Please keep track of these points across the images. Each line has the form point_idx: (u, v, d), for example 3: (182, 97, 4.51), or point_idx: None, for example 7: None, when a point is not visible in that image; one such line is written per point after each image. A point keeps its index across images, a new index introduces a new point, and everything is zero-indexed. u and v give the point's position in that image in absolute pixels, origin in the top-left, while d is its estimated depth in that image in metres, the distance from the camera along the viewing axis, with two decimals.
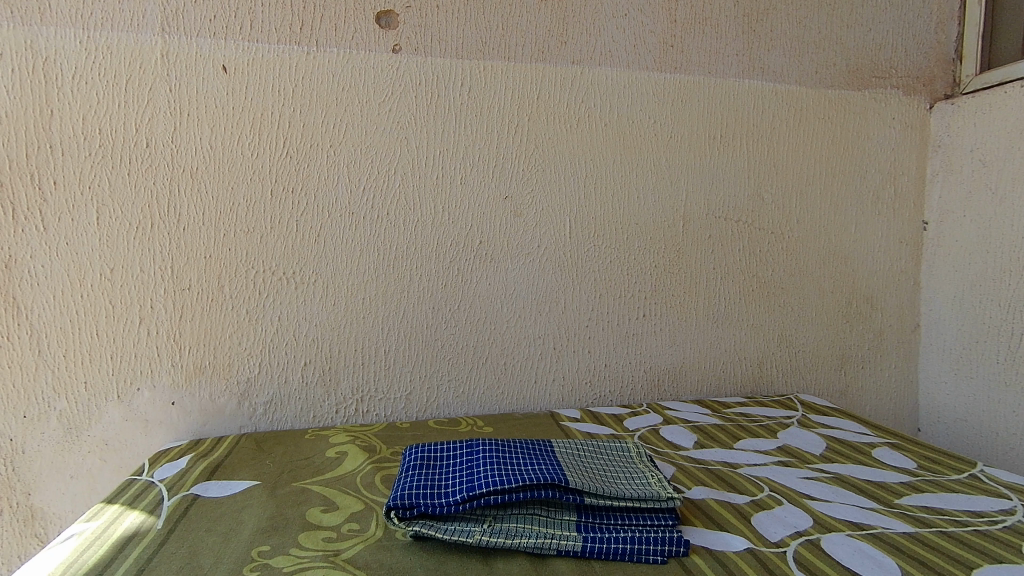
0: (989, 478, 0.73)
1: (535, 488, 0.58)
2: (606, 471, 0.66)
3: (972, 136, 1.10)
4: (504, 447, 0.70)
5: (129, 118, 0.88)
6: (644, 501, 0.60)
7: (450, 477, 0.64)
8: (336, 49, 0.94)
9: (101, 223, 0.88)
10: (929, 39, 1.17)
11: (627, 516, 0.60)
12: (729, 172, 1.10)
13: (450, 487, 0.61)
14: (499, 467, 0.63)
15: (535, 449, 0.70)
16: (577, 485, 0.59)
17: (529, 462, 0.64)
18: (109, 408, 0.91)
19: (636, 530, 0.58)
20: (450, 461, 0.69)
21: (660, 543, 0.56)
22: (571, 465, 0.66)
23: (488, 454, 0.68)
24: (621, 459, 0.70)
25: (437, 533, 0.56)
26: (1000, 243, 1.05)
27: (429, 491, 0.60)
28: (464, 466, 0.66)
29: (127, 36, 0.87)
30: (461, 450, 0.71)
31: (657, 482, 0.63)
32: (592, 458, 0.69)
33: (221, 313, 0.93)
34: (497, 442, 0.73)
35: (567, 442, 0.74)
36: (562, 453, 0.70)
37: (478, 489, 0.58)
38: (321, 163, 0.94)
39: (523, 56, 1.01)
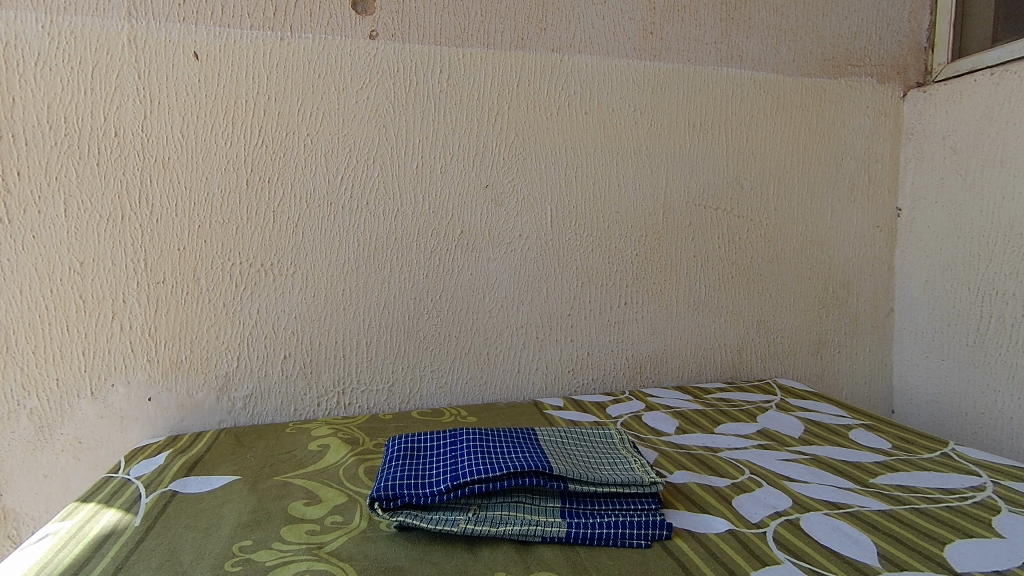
0: (959, 456, 0.75)
1: (519, 476, 0.58)
2: (590, 458, 0.66)
3: (944, 123, 1.12)
4: (488, 436, 0.70)
5: (96, 106, 0.85)
6: (627, 486, 0.61)
7: (433, 467, 0.64)
8: (312, 35, 0.92)
9: (69, 215, 0.85)
10: (902, 28, 1.19)
11: (611, 501, 0.60)
12: (709, 160, 1.11)
13: (433, 477, 0.61)
14: (483, 456, 0.63)
15: (519, 437, 0.70)
16: (561, 472, 0.60)
17: (513, 450, 0.64)
18: (83, 405, 0.89)
19: (619, 514, 0.59)
20: (433, 451, 0.68)
21: (644, 527, 0.57)
22: (554, 452, 0.66)
23: (471, 443, 0.67)
24: (604, 445, 0.70)
25: (422, 522, 0.56)
26: (970, 228, 1.07)
27: (412, 481, 0.60)
28: (448, 455, 0.66)
29: (92, 21, 0.84)
30: (444, 440, 0.71)
31: (640, 467, 0.64)
32: (575, 445, 0.70)
33: (197, 307, 0.91)
34: (480, 432, 0.73)
35: (551, 429, 0.75)
36: (546, 440, 0.70)
37: (462, 478, 0.58)
38: (298, 152, 0.93)
39: (502, 43, 1.00)
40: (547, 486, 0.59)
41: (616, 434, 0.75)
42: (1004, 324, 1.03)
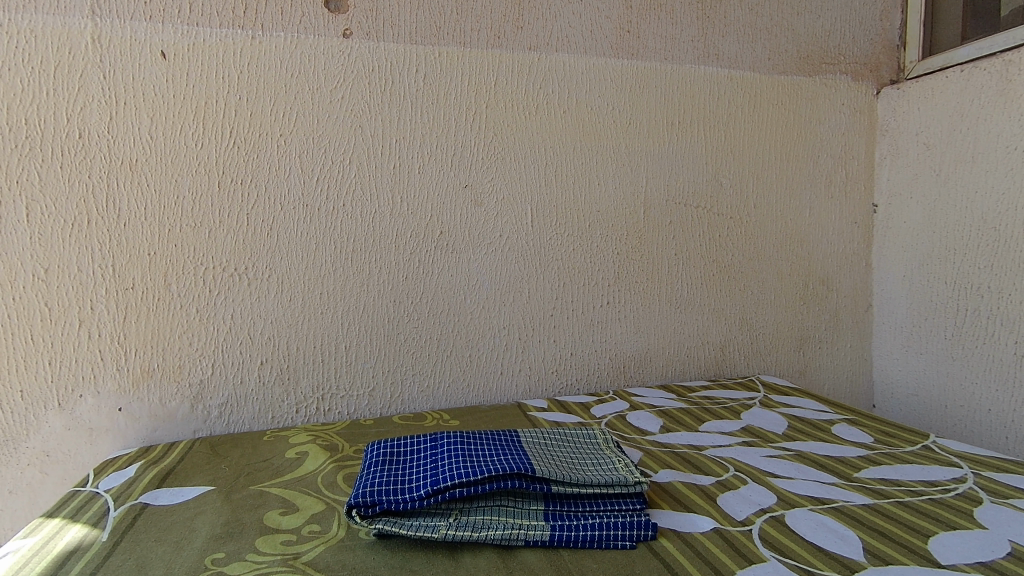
0: (940, 448, 0.76)
1: (502, 478, 0.57)
2: (574, 459, 0.65)
3: (917, 120, 1.13)
4: (470, 439, 0.69)
5: (59, 107, 0.82)
6: (612, 486, 0.60)
7: (414, 471, 0.62)
8: (283, 33, 0.90)
9: (31, 221, 0.82)
10: (874, 26, 1.21)
11: (595, 502, 0.59)
12: (688, 158, 1.11)
13: (414, 483, 0.59)
14: (464, 459, 0.61)
15: (501, 439, 0.69)
16: (545, 473, 0.59)
17: (496, 452, 0.63)
18: (49, 417, 0.85)
19: (604, 516, 0.58)
20: (413, 455, 0.67)
21: (628, 528, 0.56)
22: (538, 454, 0.65)
23: (453, 446, 0.66)
24: (588, 446, 0.70)
25: (402, 529, 0.55)
26: (944, 223, 1.09)
27: (392, 487, 0.58)
28: (429, 459, 0.64)
29: (52, 19, 0.81)
30: (424, 444, 0.69)
31: (625, 467, 0.63)
32: (559, 446, 0.69)
33: (168, 313, 0.88)
34: (462, 434, 0.71)
35: (535, 431, 0.73)
36: (529, 442, 0.69)
37: (443, 483, 0.57)
38: (271, 153, 0.90)
39: (479, 42, 0.99)
40: (531, 488, 0.57)
41: (600, 434, 0.75)
42: (979, 317, 1.04)
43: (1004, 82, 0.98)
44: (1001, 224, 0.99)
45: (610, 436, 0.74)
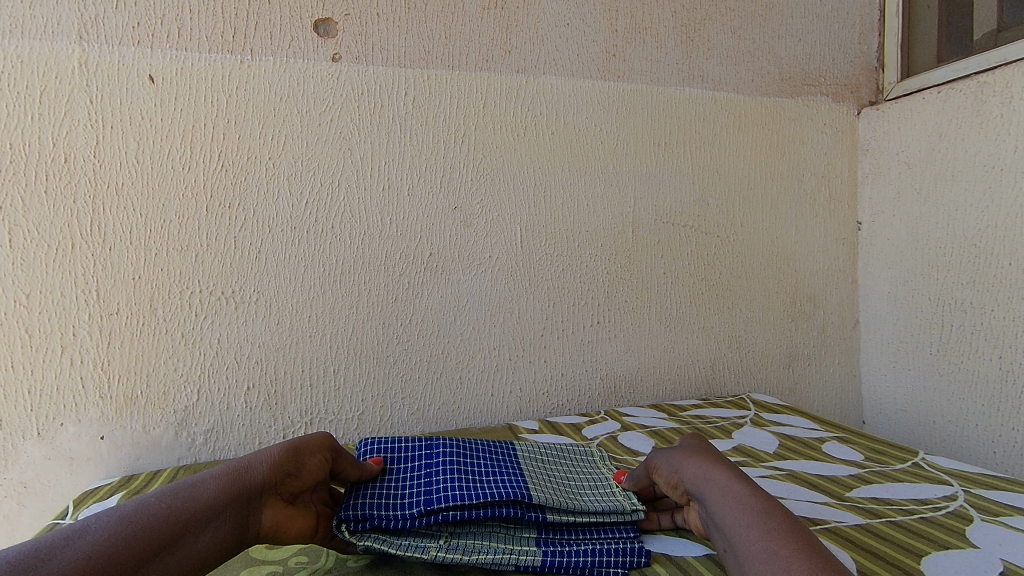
0: (930, 466, 0.76)
1: (497, 505, 0.56)
2: (569, 483, 0.64)
3: (898, 139, 1.16)
4: (465, 452, 0.67)
5: (44, 132, 0.82)
6: (606, 515, 0.60)
7: (406, 483, 0.60)
8: (273, 58, 0.91)
9: (14, 245, 0.81)
10: (854, 49, 1.23)
11: (588, 530, 0.58)
12: (675, 178, 1.12)
13: (407, 498, 0.57)
14: (460, 477, 0.60)
15: (497, 456, 0.68)
16: (542, 501, 0.57)
17: (493, 473, 0.62)
18: (28, 447, 0.83)
19: (597, 544, 0.57)
20: (406, 465, 0.64)
21: (622, 556, 0.55)
22: (534, 476, 0.64)
23: (447, 461, 0.64)
24: (584, 469, 0.69)
25: (392, 547, 0.53)
26: (926, 241, 1.10)
27: (384, 502, 0.56)
28: (422, 472, 0.62)
29: (39, 44, 0.81)
30: (419, 450, 0.68)
31: (622, 496, 0.63)
32: (556, 468, 0.68)
33: (153, 338, 0.87)
34: (456, 444, 0.70)
35: (531, 448, 0.73)
36: (525, 461, 0.68)
37: (437, 504, 0.55)
38: (259, 176, 0.90)
39: (467, 65, 1.00)
40: (527, 517, 0.56)
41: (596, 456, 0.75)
42: (963, 333, 1.05)
43: (980, 103, 1.00)
44: (981, 241, 1.01)
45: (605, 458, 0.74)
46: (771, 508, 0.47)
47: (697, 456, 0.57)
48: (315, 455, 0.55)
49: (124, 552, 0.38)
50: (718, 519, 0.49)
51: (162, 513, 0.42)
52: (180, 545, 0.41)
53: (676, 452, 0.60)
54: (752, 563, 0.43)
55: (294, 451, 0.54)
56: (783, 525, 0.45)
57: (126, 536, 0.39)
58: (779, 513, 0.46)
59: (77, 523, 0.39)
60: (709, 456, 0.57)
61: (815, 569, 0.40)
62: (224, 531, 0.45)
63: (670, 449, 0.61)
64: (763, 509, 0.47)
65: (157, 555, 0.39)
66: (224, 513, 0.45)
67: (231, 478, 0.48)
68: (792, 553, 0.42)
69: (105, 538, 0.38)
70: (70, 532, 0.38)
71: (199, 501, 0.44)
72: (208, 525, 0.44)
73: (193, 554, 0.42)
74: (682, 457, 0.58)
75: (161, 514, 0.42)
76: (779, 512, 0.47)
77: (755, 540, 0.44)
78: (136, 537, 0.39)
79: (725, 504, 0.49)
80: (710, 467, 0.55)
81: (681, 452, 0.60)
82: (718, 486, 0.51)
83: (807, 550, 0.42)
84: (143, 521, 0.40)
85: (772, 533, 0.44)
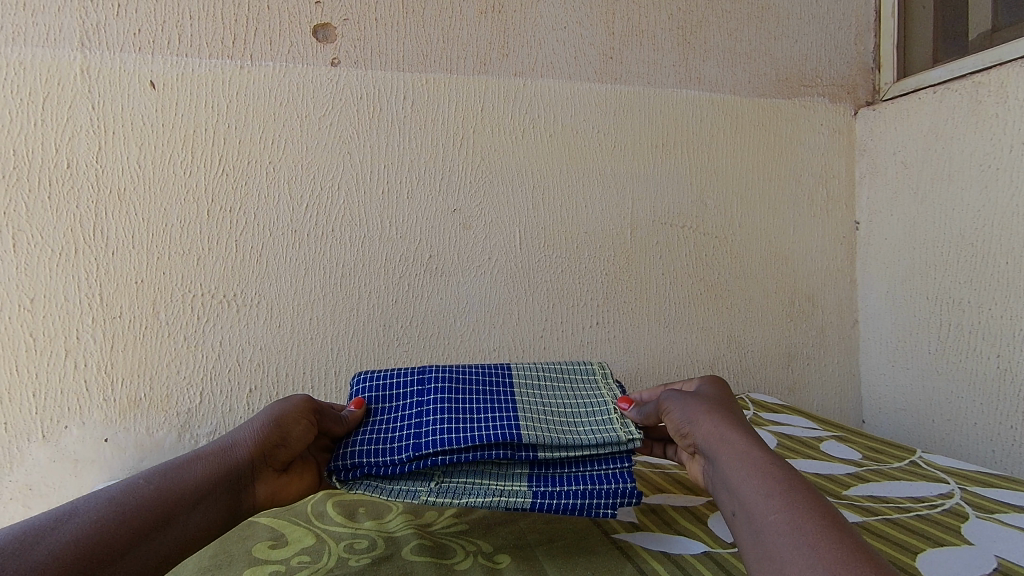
0: (927, 464, 0.77)
1: (484, 448, 0.57)
2: (566, 412, 0.64)
3: (894, 140, 1.16)
4: (460, 380, 0.66)
5: (47, 138, 0.83)
6: (601, 447, 0.59)
7: (401, 422, 0.61)
8: (272, 63, 0.91)
9: (18, 250, 0.82)
10: (850, 50, 1.24)
11: (581, 464, 0.60)
12: (673, 179, 1.13)
13: (397, 439, 0.59)
14: (451, 418, 0.60)
15: (492, 384, 0.66)
16: (531, 440, 0.57)
17: (485, 408, 0.62)
18: (33, 450, 0.84)
19: (588, 480, 0.58)
20: (399, 402, 0.64)
21: (610, 496, 0.57)
22: (529, 407, 0.63)
23: (439, 396, 0.63)
24: (583, 394, 0.67)
25: (383, 495, 0.57)
26: (923, 240, 1.11)
27: (375, 447, 0.59)
28: (414, 412, 0.62)
29: (41, 52, 0.82)
30: (412, 379, 0.66)
31: (618, 424, 0.61)
32: (554, 394, 0.67)
33: (156, 341, 0.88)
34: (452, 370, 0.68)
35: (530, 366, 0.70)
36: (521, 390, 0.66)
37: (426, 450, 0.56)
38: (260, 180, 0.91)
39: (465, 69, 1.01)
40: (516, 457, 0.57)
41: (600, 373, 0.71)
42: (961, 331, 1.05)
43: (975, 103, 1.01)
44: (978, 240, 1.02)
45: (609, 375, 0.71)
46: (793, 478, 0.47)
47: (713, 411, 0.57)
48: (299, 422, 0.58)
49: (111, 537, 0.42)
50: (733, 484, 0.49)
51: (148, 495, 0.46)
52: (168, 527, 0.45)
53: (688, 405, 0.59)
54: (769, 534, 0.43)
55: (278, 424, 0.56)
56: (809, 499, 0.45)
57: (113, 519, 0.43)
58: (798, 484, 0.46)
59: (67, 506, 0.43)
60: (723, 415, 0.56)
61: (842, 553, 0.40)
62: (213, 511, 0.49)
63: (684, 399, 0.60)
64: (781, 479, 0.47)
65: (144, 538, 0.44)
66: (213, 496, 0.49)
67: (217, 460, 0.52)
68: (817, 532, 0.42)
69: (92, 522, 0.42)
70: (60, 514, 0.42)
71: (185, 483, 0.49)
72: (196, 508, 0.48)
73: (184, 534, 0.46)
74: (697, 410, 0.58)
75: (148, 497, 0.46)
76: (801, 482, 0.47)
77: (773, 513, 0.44)
78: (123, 521, 0.43)
79: (742, 471, 0.49)
80: (725, 426, 0.54)
81: (696, 401, 0.59)
82: (734, 449, 0.51)
83: (829, 527, 0.42)
84: (129, 502, 0.45)
85: (792, 506, 0.44)
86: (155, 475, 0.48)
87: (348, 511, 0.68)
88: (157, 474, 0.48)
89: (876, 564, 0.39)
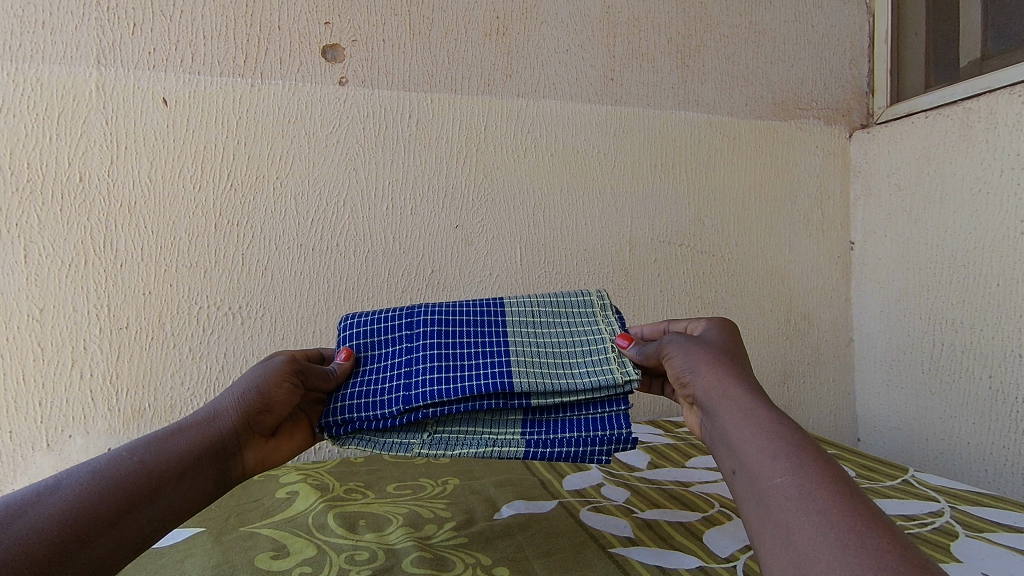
0: (919, 483, 0.78)
1: (476, 398, 0.59)
2: (561, 351, 0.65)
3: (888, 162, 1.19)
4: (450, 320, 0.66)
5: (61, 152, 0.85)
6: (597, 390, 0.62)
7: (393, 369, 0.63)
8: (282, 81, 0.94)
9: (29, 261, 0.84)
10: (845, 74, 1.27)
11: (575, 410, 0.62)
12: (671, 198, 1.15)
13: (388, 389, 0.61)
14: (440, 366, 0.61)
15: (484, 323, 0.66)
16: (523, 389, 0.59)
17: (477, 354, 0.63)
18: (37, 458, 0.85)
19: (582, 426, 0.61)
20: (388, 349, 0.65)
21: (603, 444, 0.60)
22: (523, 349, 0.64)
23: (428, 343, 0.64)
24: (580, 329, 0.67)
25: (375, 447, 0.60)
26: (916, 261, 1.13)
27: (362, 402, 0.61)
28: (403, 360, 0.64)
29: (58, 68, 0.84)
30: (400, 320, 0.67)
31: (615, 364, 0.63)
32: (549, 330, 0.67)
33: (161, 352, 0.89)
34: (440, 309, 0.67)
35: (525, 295, 0.70)
36: (514, 329, 0.66)
37: (415, 403, 0.59)
38: (267, 196, 0.93)
39: (469, 89, 1.03)
40: (509, 406, 0.60)
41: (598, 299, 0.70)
42: (955, 351, 1.07)
43: (966, 128, 1.03)
44: (970, 262, 1.04)
45: (607, 302, 0.70)
46: (799, 439, 0.48)
47: (716, 365, 0.58)
48: (281, 385, 0.60)
49: (92, 510, 0.45)
50: (736, 445, 0.50)
51: (131, 467, 0.49)
52: (156, 496, 0.48)
53: (694, 359, 0.60)
54: (775, 499, 0.44)
55: (260, 392, 0.59)
56: (817, 461, 0.46)
57: (96, 492, 0.46)
58: (805, 445, 0.47)
59: (49, 480, 0.46)
60: (728, 370, 0.57)
61: (848, 519, 0.41)
62: (199, 481, 0.52)
63: (691, 348, 0.61)
64: (788, 441, 0.48)
65: (131, 507, 0.46)
66: (200, 465, 0.53)
67: (202, 432, 0.55)
68: (824, 496, 0.43)
69: (74, 496, 0.45)
70: (43, 490, 0.45)
71: (169, 456, 0.51)
72: (184, 477, 0.51)
73: (172, 502, 0.49)
74: (700, 365, 0.58)
75: (133, 469, 0.49)
76: (808, 443, 0.48)
77: (780, 476, 0.45)
78: (105, 492, 0.46)
79: (747, 430, 0.50)
80: (729, 382, 0.55)
81: (699, 353, 0.60)
82: (737, 407, 0.52)
83: (837, 492, 0.43)
84: (112, 475, 0.48)
85: (799, 471, 0.45)
86: (139, 447, 0.51)
87: (349, 522, 0.68)
88: (139, 447, 0.52)
89: (883, 528, 0.40)
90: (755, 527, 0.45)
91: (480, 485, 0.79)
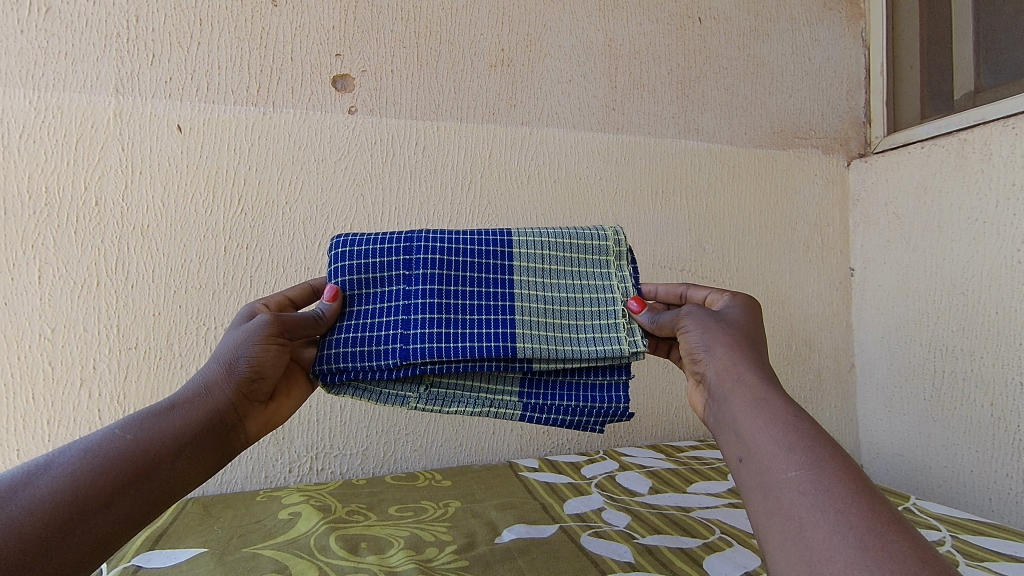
0: (921, 510, 0.78)
1: (478, 360, 0.60)
2: (565, 309, 0.64)
3: (885, 191, 1.21)
4: (452, 261, 0.64)
5: (78, 176, 0.87)
6: (600, 360, 0.63)
7: (394, 316, 0.62)
8: (293, 110, 0.97)
9: (42, 282, 0.86)
10: (842, 105, 1.30)
11: (574, 376, 0.64)
12: (671, 225, 1.17)
13: (386, 338, 0.61)
14: (442, 321, 0.61)
15: (488, 269, 0.65)
16: (525, 355, 0.60)
17: (481, 308, 0.63)
18: None
19: (581, 393, 0.63)
20: (386, 290, 0.63)
21: (599, 416, 0.63)
22: (527, 306, 0.63)
23: (429, 288, 0.62)
24: (592, 283, 0.66)
25: (370, 398, 0.62)
26: (915, 288, 1.14)
27: (357, 349, 0.61)
28: (402, 305, 0.62)
29: (79, 97, 0.88)
30: (398, 249, 0.64)
31: (624, 333, 0.64)
32: (557, 282, 0.66)
33: (168, 372, 0.90)
34: (443, 241, 0.65)
35: (533, 230, 0.67)
36: (522, 279, 0.65)
37: (413, 358, 0.59)
38: (276, 221, 0.96)
39: (475, 117, 1.06)
40: (509, 369, 0.61)
41: (614, 242, 0.68)
42: (956, 378, 1.07)
43: (962, 159, 1.05)
44: (969, 290, 1.05)
45: (623, 247, 0.68)
46: (815, 434, 0.49)
47: (734, 349, 0.59)
48: (268, 347, 0.61)
49: (86, 493, 0.47)
50: (746, 435, 0.51)
51: (125, 445, 0.51)
52: (153, 473, 0.50)
53: (712, 340, 0.60)
54: (788, 492, 0.45)
55: (248, 360, 0.60)
56: (834, 459, 0.46)
57: (86, 472, 0.48)
58: (822, 441, 0.48)
59: (41, 459, 0.48)
60: (745, 355, 0.58)
61: (864, 519, 0.42)
62: (200, 456, 0.54)
63: (709, 324, 0.62)
64: (804, 435, 0.48)
65: (127, 486, 0.49)
66: (201, 436, 0.55)
67: (198, 407, 0.56)
68: (840, 494, 0.44)
69: (66, 476, 0.47)
70: (34, 469, 0.47)
71: (165, 433, 0.53)
72: (180, 453, 0.53)
73: (172, 476, 0.51)
74: (717, 347, 0.59)
75: (129, 447, 0.51)
76: (824, 440, 0.48)
77: (794, 470, 0.46)
78: (98, 472, 0.48)
79: (760, 419, 0.51)
80: (743, 368, 0.56)
81: (716, 332, 0.61)
82: (752, 397, 0.53)
83: (853, 491, 0.44)
84: (104, 455, 0.49)
85: (812, 466, 0.46)
86: (133, 423, 0.53)
87: (350, 544, 0.69)
88: (131, 422, 0.53)
89: (898, 528, 0.41)
90: (763, 518, 0.46)
91: (482, 508, 0.79)
